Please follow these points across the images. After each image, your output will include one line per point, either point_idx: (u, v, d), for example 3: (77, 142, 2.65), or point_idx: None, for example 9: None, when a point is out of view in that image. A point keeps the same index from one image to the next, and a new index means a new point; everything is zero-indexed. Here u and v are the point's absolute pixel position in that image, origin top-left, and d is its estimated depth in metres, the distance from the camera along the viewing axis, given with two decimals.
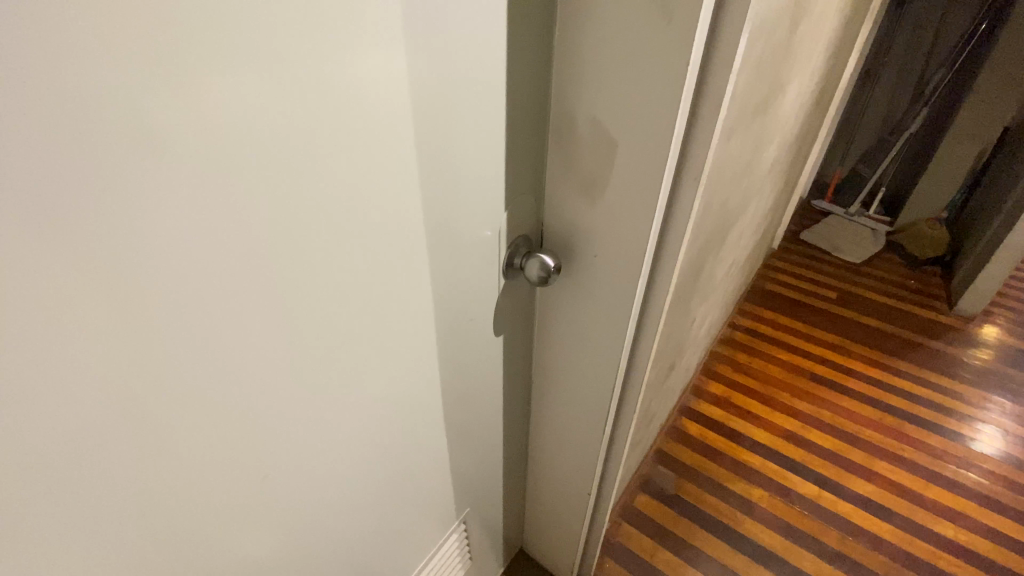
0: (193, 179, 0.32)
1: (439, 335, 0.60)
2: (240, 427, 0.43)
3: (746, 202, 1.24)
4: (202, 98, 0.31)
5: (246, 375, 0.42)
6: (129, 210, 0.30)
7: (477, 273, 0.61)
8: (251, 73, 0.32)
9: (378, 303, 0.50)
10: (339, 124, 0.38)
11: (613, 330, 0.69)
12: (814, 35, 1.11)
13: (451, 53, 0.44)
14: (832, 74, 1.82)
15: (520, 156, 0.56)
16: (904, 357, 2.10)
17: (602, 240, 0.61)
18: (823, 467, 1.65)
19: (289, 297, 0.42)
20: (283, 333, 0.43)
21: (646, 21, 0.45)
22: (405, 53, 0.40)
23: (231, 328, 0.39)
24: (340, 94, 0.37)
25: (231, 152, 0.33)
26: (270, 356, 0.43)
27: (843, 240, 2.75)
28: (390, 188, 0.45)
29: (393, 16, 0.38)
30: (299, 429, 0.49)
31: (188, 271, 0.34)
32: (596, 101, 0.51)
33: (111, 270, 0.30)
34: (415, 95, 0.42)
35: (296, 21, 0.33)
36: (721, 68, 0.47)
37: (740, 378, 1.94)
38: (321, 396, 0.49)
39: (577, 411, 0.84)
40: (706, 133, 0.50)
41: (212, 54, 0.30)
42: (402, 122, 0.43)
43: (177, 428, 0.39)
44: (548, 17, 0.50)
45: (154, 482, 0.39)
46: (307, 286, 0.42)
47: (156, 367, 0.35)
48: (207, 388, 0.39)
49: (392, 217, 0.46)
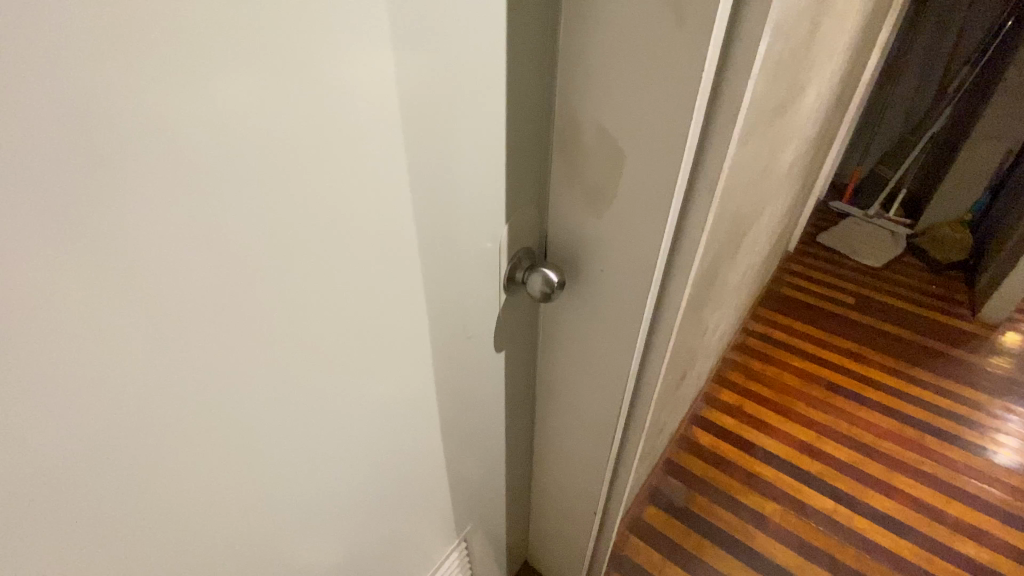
0: (164, 200, 0.30)
1: (436, 353, 0.58)
2: (222, 454, 0.41)
3: (762, 207, 1.19)
4: (173, 116, 0.28)
5: (227, 402, 0.39)
6: (94, 239, 0.28)
7: (476, 288, 0.58)
8: (224, 86, 0.29)
9: (369, 323, 0.47)
10: (323, 139, 0.36)
11: (620, 347, 0.65)
12: (836, 33, 1.06)
13: (446, 61, 0.41)
14: (852, 75, 1.76)
15: (522, 166, 0.53)
16: (924, 365, 2.03)
17: (609, 254, 0.57)
18: (839, 480, 1.60)
19: (272, 321, 0.39)
20: (267, 358, 0.40)
21: (658, 24, 0.41)
22: (396, 60, 0.37)
23: (210, 355, 0.36)
24: (323, 106, 0.34)
25: (208, 173, 0.31)
26: (253, 382, 0.40)
27: (861, 243, 2.67)
28: (381, 202, 0.42)
29: (380, 23, 0.35)
30: (286, 453, 0.47)
31: (161, 300, 0.32)
32: (602, 109, 0.48)
33: (77, 302, 0.29)
34: (407, 105, 0.40)
35: (273, 30, 0.30)
36: (740, 74, 0.43)
37: (753, 386, 1.89)
38: (309, 420, 0.47)
39: (583, 428, 0.81)
40: (721, 143, 0.47)
41: (179, 70, 0.27)
42: (393, 135, 0.40)
43: (155, 459, 0.37)
44: (552, 19, 0.47)
45: (135, 510, 0.38)
46: (291, 309, 0.40)
47: (129, 399, 0.33)
48: (185, 416, 0.37)
49: (383, 233, 0.44)
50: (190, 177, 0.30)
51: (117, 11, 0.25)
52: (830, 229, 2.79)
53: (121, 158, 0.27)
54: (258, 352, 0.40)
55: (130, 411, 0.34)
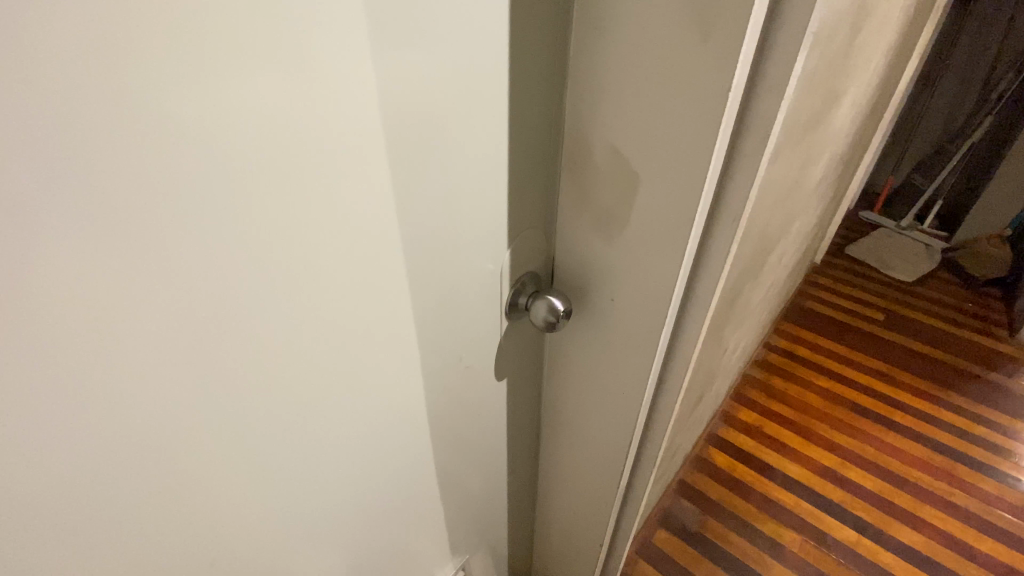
0: (119, 234, 0.27)
1: (431, 384, 0.54)
2: (193, 501, 0.38)
3: (788, 222, 1.12)
4: (124, 142, 0.25)
5: (196, 446, 0.36)
6: (38, 285, 0.25)
7: (475, 315, 0.54)
8: (178, 106, 0.26)
9: (354, 356, 0.44)
10: (295, 162, 0.32)
11: (630, 380, 0.61)
12: (874, 37, 0.99)
13: (438, 75, 0.37)
14: (887, 83, 1.67)
15: (526, 186, 0.49)
16: (957, 389, 1.93)
17: (620, 283, 0.52)
18: (862, 510, 1.52)
19: (243, 360, 0.36)
20: (238, 397, 0.37)
21: (679, 37, 0.37)
22: (380, 75, 0.33)
23: (174, 399, 0.33)
24: (293, 126, 0.31)
25: (170, 200, 0.28)
26: (224, 424, 0.37)
27: (892, 257, 2.55)
28: (365, 227, 0.38)
29: (360, 35, 0.31)
30: (265, 495, 0.44)
31: (117, 345, 0.29)
32: (615, 126, 0.43)
33: (21, 355, 0.26)
34: (393, 123, 0.36)
35: (235, 43, 0.27)
36: (772, 93, 0.38)
37: (773, 405, 1.81)
38: (292, 457, 0.44)
39: (590, 458, 0.76)
40: (748, 168, 0.41)
41: (127, 95, 0.24)
42: (377, 157, 0.36)
43: (116, 511, 0.34)
44: (561, 28, 0.42)
45: (103, 568, 0.35)
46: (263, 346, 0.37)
47: (85, 451, 0.30)
48: (150, 465, 0.34)
49: (369, 261, 0.40)
50: (151, 205, 0.27)
51: (56, 36, 0.21)
52: (860, 240, 2.67)
53: (66, 196, 0.24)
54: (230, 390, 0.37)
55: (94, 462, 0.31)
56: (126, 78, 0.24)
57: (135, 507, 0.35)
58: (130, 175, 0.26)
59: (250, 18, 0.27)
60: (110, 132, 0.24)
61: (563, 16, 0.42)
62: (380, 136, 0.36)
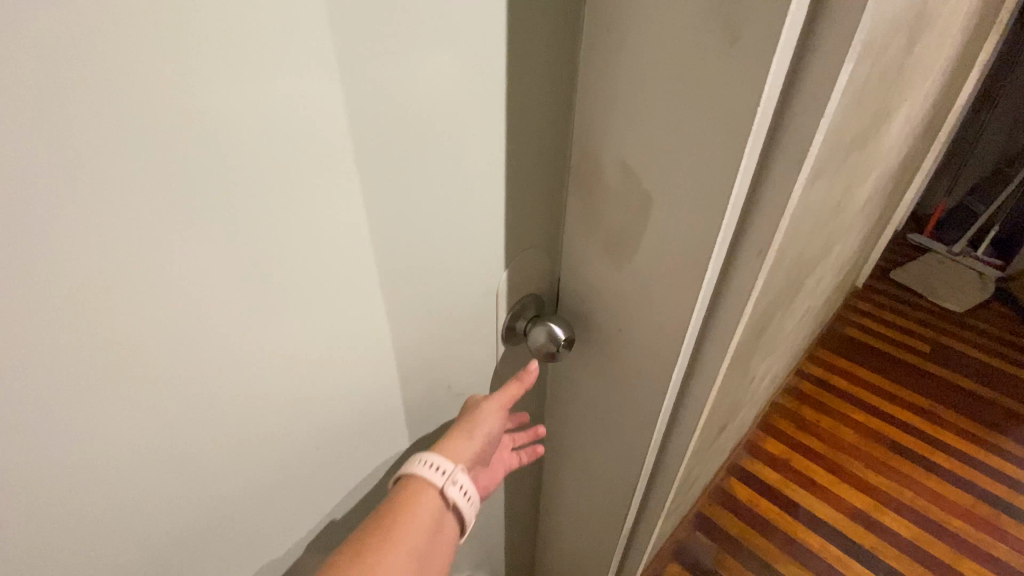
0: (65, 266, 0.24)
1: (416, 411, 0.50)
2: (159, 542, 0.35)
3: (827, 245, 1.04)
4: (68, 165, 0.22)
5: (161, 487, 0.33)
6: None
7: (467, 340, 0.50)
8: (131, 116, 0.23)
9: (332, 385, 0.40)
10: (263, 182, 0.28)
11: (637, 417, 0.55)
12: (933, 48, 0.90)
13: (423, 84, 0.33)
14: (943, 102, 1.55)
15: (528, 203, 0.45)
16: (1008, 432, 1.77)
17: (629, 314, 0.47)
18: (895, 559, 1.41)
19: (211, 396, 0.33)
20: (208, 436, 0.34)
21: (700, 42, 0.32)
22: (353, 83, 0.30)
23: (136, 442, 0.30)
24: (258, 143, 0.27)
25: (141, 223, 0.25)
26: (194, 463, 0.34)
27: (940, 284, 2.39)
28: (342, 241, 0.34)
29: (328, 36, 0.27)
30: (240, 531, 0.41)
31: (67, 387, 0.26)
32: (626, 142, 0.38)
33: None
34: (370, 136, 0.32)
35: (190, 40, 0.23)
36: (807, 109, 0.32)
37: (802, 437, 1.70)
38: (269, 491, 0.41)
39: (595, 493, 0.70)
40: (779, 193, 0.36)
41: (65, 111, 0.21)
42: (353, 173, 0.32)
43: (72, 558, 0.31)
44: (570, 33, 0.38)
45: None
46: (231, 380, 0.33)
47: (31, 500, 0.27)
48: (110, 509, 0.31)
49: (346, 285, 0.36)
50: (118, 223, 0.25)
51: None
52: (905, 265, 2.51)
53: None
54: (193, 427, 0.33)
55: (47, 510, 0.28)
56: (80, 92, 0.21)
57: (92, 551, 0.32)
58: (100, 192, 0.23)
59: (205, 20, 0.23)
60: (68, 145, 0.22)
61: (570, 15, 0.37)
62: (360, 144, 0.32)
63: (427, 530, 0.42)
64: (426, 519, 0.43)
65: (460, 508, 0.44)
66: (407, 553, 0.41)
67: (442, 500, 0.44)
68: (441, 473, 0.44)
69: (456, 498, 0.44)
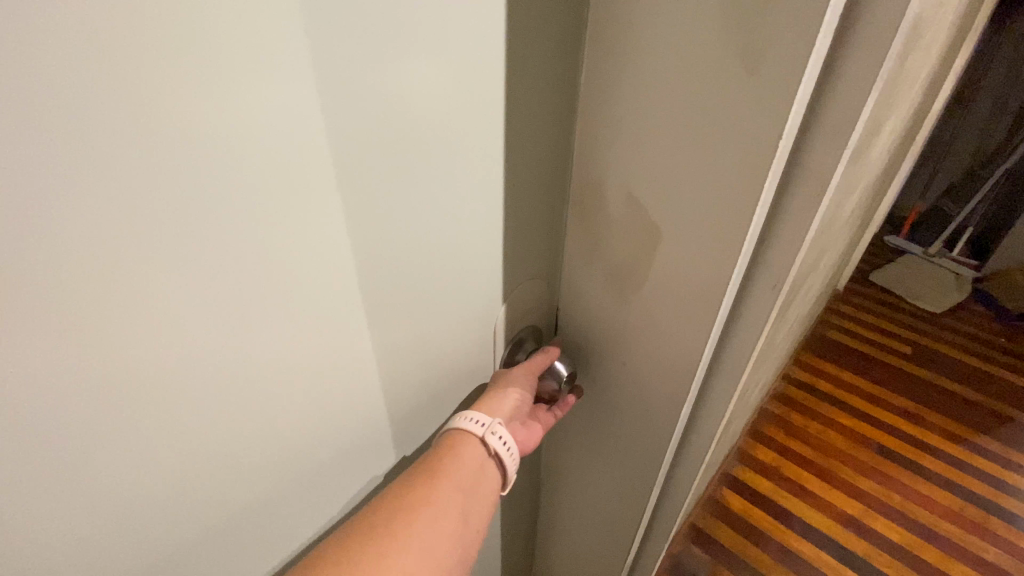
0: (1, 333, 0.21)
1: (408, 454, 0.47)
2: None
3: (819, 256, 1.03)
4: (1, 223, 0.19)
5: (123, 553, 0.30)
6: None
7: (461, 377, 0.47)
8: (75, 163, 0.20)
9: (317, 436, 0.37)
10: (233, 227, 0.26)
11: (642, 452, 0.52)
12: (919, 58, 0.90)
13: (412, 115, 0.30)
14: (921, 110, 1.57)
15: (526, 233, 0.42)
16: (990, 432, 1.80)
17: (633, 348, 0.45)
18: (888, 565, 1.41)
19: (179, 458, 0.30)
20: (176, 497, 0.31)
21: (716, 66, 0.29)
22: (335, 116, 0.27)
23: (91, 508, 0.27)
24: (226, 185, 0.24)
25: (91, 280, 0.22)
26: (161, 524, 0.31)
27: (920, 286, 2.43)
28: (326, 281, 0.31)
29: (305, 67, 0.24)
30: None
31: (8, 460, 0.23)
32: (631, 171, 0.36)
33: None
34: (355, 172, 0.29)
35: (179, 46, 0.21)
36: (827, 140, 0.30)
37: (793, 444, 1.71)
38: (248, 548, 0.38)
39: (596, 530, 0.67)
40: (796, 224, 0.34)
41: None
42: (336, 213, 0.29)
43: None
44: (569, 55, 0.35)
45: None
46: (201, 440, 0.30)
47: None
48: None
49: (330, 332, 0.33)
50: (65, 281, 0.22)
51: None
52: (886, 268, 2.55)
53: None
54: (164, 476, 0.30)
55: None
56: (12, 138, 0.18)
57: None
58: (49, 231, 0.20)
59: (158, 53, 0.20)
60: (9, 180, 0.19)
61: (571, 37, 0.35)
62: (347, 179, 0.29)
63: (472, 480, 0.40)
64: (471, 469, 0.41)
65: (502, 458, 0.42)
66: (453, 498, 0.39)
67: (485, 449, 0.42)
68: (482, 423, 0.42)
69: (497, 447, 0.42)
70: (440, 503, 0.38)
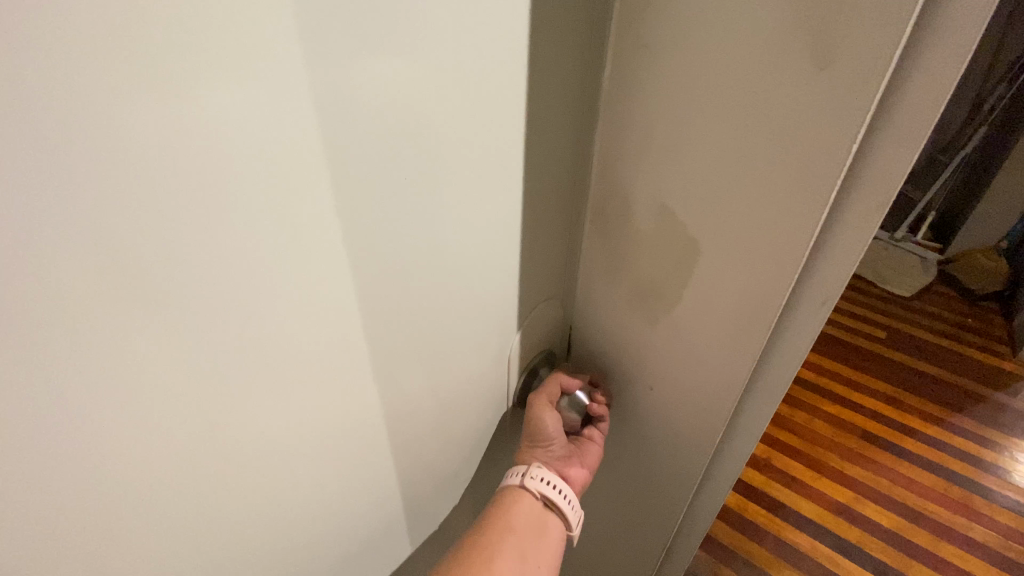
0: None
1: (425, 514, 0.41)
2: None
3: None
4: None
5: None
6: None
7: (477, 419, 0.42)
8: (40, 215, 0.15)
9: (328, 507, 0.32)
10: (230, 280, 0.21)
11: (669, 481, 0.48)
12: None
13: (426, 126, 0.25)
14: None
15: (543, 251, 0.38)
16: (966, 411, 1.84)
17: (662, 372, 0.41)
18: (881, 551, 1.43)
19: (172, 557, 0.24)
20: None
21: (776, 66, 0.26)
22: (342, 130, 0.22)
23: None
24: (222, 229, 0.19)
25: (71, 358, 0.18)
26: None
27: (890, 270, 2.48)
28: (329, 329, 0.26)
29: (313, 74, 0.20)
30: None
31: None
32: (667, 181, 0.32)
33: None
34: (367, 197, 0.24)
35: (165, 53, 0.16)
36: (898, 141, 0.27)
37: (781, 434, 1.72)
38: None
39: (612, 560, 0.62)
40: (852, 239, 0.30)
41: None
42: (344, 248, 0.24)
43: None
44: (594, 51, 0.31)
45: None
46: (195, 532, 0.25)
47: None
48: None
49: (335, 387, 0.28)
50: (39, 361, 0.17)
51: None
52: None
53: None
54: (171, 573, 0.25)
55: None
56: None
57: None
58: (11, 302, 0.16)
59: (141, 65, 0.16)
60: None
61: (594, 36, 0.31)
62: (349, 209, 0.24)
63: (524, 523, 0.39)
64: (521, 515, 0.39)
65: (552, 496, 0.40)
66: (516, 546, 0.37)
67: (529, 493, 0.40)
68: (519, 472, 0.41)
69: (538, 487, 0.40)
70: (490, 549, 0.37)
